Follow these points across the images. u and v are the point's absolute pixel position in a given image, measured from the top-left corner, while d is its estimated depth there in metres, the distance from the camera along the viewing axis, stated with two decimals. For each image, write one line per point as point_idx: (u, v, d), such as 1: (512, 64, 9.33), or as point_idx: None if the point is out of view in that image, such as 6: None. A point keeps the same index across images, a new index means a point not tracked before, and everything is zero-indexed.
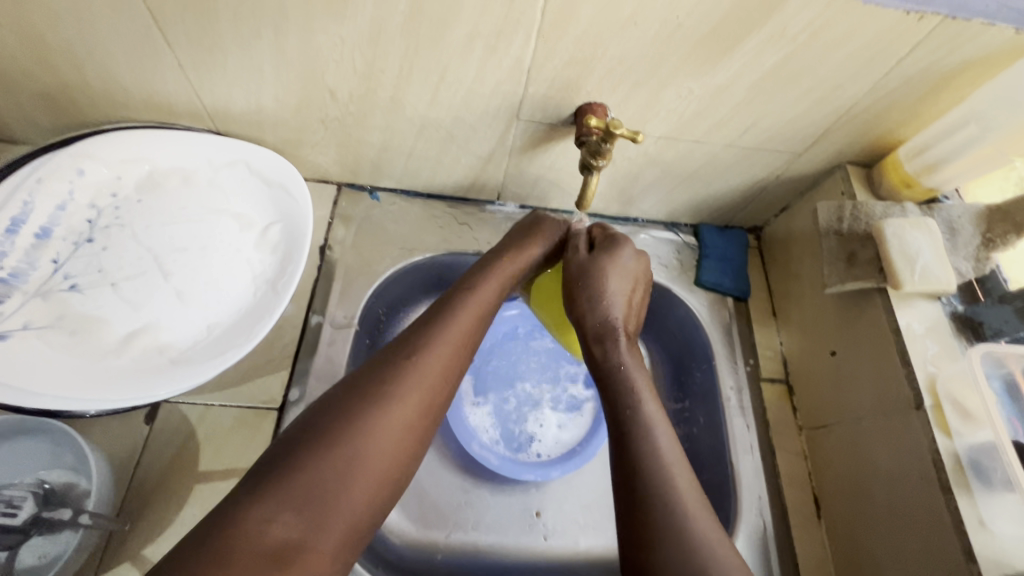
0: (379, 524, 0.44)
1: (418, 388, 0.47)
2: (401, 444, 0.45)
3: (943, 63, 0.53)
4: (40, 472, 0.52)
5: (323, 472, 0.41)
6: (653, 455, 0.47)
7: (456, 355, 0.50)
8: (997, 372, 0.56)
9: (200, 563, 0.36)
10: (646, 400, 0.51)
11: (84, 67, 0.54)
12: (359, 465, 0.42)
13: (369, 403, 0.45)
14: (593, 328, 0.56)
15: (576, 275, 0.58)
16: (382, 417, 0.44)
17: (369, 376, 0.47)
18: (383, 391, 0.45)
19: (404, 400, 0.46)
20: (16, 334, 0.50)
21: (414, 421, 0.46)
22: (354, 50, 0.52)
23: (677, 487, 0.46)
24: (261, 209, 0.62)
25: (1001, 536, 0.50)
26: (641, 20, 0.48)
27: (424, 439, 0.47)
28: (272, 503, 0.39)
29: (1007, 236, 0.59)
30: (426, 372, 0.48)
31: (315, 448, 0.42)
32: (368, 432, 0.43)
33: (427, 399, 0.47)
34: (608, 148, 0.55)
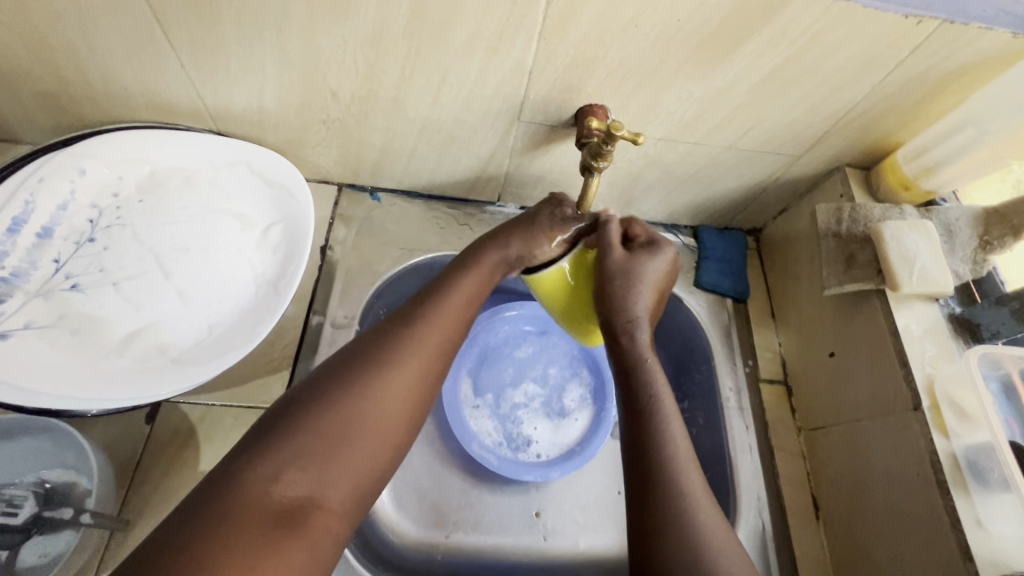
0: (381, 488, 0.44)
1: (417, 353, 0.47)
2: (404, 408, 0.45)
3: (942, 66, 0.53)
4: (41, 472, 0.52)
5: (326, 433, 0.41)
6: (667, 456, 0.47)
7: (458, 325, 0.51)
8: (994, 374, 0.56)
9: (207, 520, 0.36)
10: (661, 390, 0.51)
11: (86, 67, 0.54)
12: (361, 426, 0.43)
13: (376, 367, 0.45)
14: (622, 322, 0.56)
15: (605, 272, 0.57)
16: (389, 384, 0.45)
17: (369, 344, 0.47)
18: (383, 356, 0.46)
19: (408, 366, 0.46)
20: (18, 333, 0.50)
21: (415, 384, 0.46)
22: (357, 51, 0.53)
23: (691, 492, 0.45)
24: (263, 210, 0.62)
25: (999, 536, 0.51)
26: (643, 23, 0.49)
27: (426, 405, 0.47)
28: (281, 462, 0.40)
29: (1004, 239, 0.59)
30: (426, 337, 0.48)
31: (317, 411, 0.42)
32: (371, 394, 0.44)
33: (431, 366, 0.47)
34: (609, 150, 0.54)
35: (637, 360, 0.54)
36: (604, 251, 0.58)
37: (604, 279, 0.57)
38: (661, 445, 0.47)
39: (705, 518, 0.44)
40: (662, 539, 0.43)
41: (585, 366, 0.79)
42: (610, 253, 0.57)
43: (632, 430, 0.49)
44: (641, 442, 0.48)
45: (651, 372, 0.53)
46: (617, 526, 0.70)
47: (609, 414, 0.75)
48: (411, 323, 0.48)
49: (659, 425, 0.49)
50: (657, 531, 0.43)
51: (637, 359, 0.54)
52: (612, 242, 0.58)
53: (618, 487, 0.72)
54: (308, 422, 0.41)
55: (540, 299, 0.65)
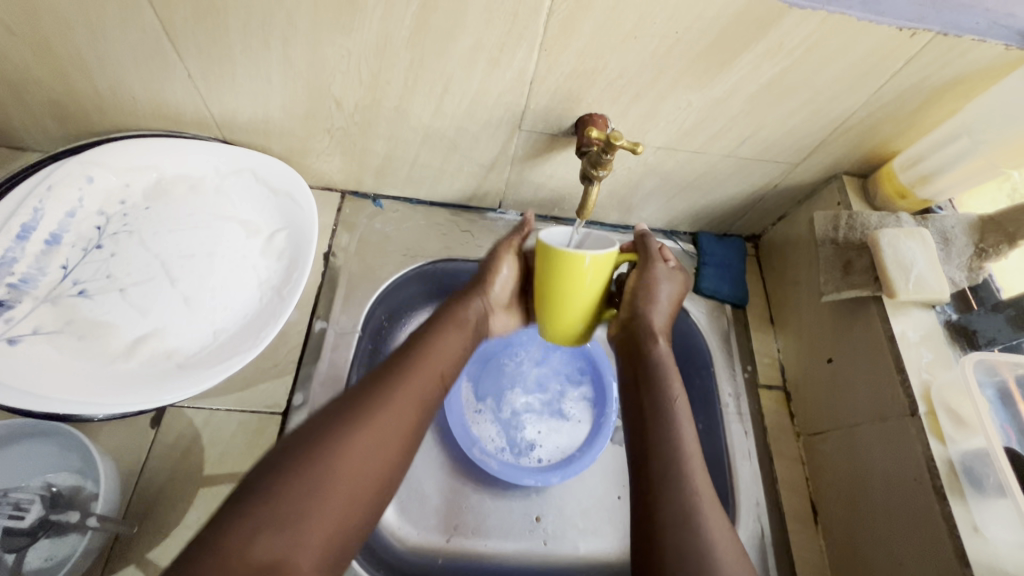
0: (357, 545, 0.44)
1: (398, 408, 0.48)
2: (383, 462, 0.46)
3: (936, 77, 0.54)
4: (48, 475, 0.53)
5: (307, 489, 0.42)
6: (678, 461, 0.49)
7: (432, 385, 0.52)
8: (990, 381, 0.57)
9: None
10: (678, 397, 0.54)
11: (95, 77, 0.55)
12: (341, 481, 0.43)
13: (356, 425, 0.46)
14: (650, 329, 0.57)
15: (639, 281, 0.59)
16: (366, 441, 0.45)
17: (354, 395, 0.48)
18: (365, 409, 0.47)
19: (387, 424, 0.47)
20: (26, 338, 0.51)
21: (395, 438, 0.47)
22: (361, 62, 0.54)
23: (699, 495, 0.47)
24: (267, 217, 0.64)
25: (995, 541, 0.51)
26: (642, 35, 0.49)
27: (403, 466, 0.48)
28: (256, 522, 0.40)
29: (999, 247, 0.60)
30: (406, 393, 0.49)
31: (299, 466, 0.43)
32: (354, 447, 0.44)
33: (407, 426, 0.48)
34: (608, 159, 0.55)
35: (656, 369, 0.56)
36: (645, 261, 0.59)
37: (643, 285, 0.58)
38: (674, 449, 0.50)
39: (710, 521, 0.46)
40: (667, 540, 0.45)
41: (586, 372, 0.80)
42: (651, 268, 0.58)
43: (645, 435, 0.52)
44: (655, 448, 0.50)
45: (668, 379, 0.55)
46: (616, 531, 0.70)
47: (609, 418, 0.74)
48: (392, 378, 0.50)
49: (672, 431, 0.51)
50: (665, 531, 0.46)
51: (655, 368, 0.56)
52: (652, 256, 0.59)
53: (618, 491, 0.73)
54: (287, 479, 0.42)
55: (551, 274, 0.52)
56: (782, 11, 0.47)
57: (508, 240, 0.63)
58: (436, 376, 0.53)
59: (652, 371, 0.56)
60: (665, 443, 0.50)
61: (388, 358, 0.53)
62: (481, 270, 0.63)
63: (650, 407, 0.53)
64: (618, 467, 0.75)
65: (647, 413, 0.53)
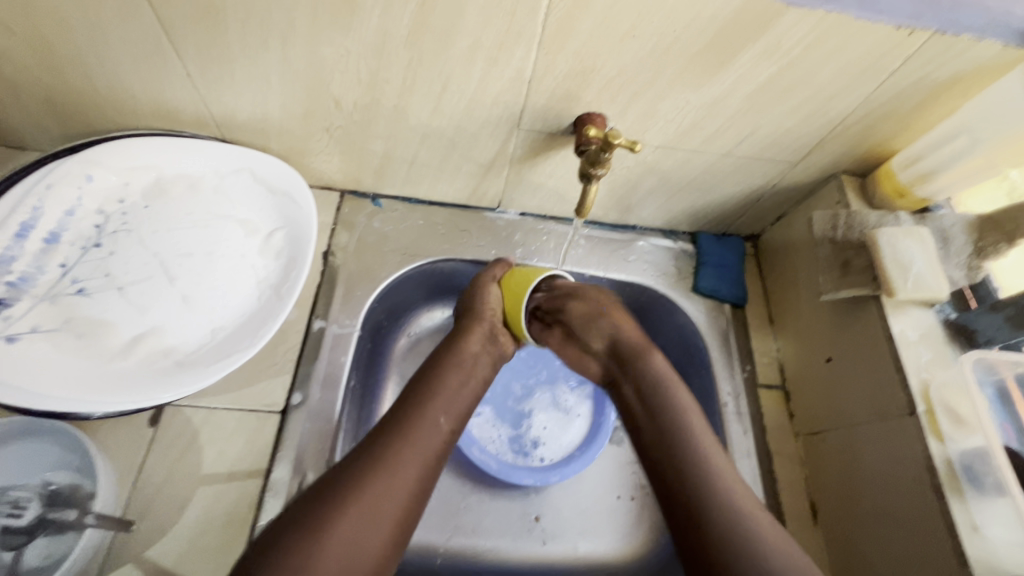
0: None
1: (400, 474, 0.47)
2: (383, 527, 0.45)
3: (933, 76, 0.54)
4: (45, 474, 0.52)
5: (297, 563, 0.41)
6: (707, 479, 0.51)
7: (430, 438, 0.51)
8: (989, 379, 0.58)
9: None
10: (688, 408, 0.57)
11: (94, 76, 0.55)
12: (335, 553, 0.42)
13: (349, 490, 0.45)
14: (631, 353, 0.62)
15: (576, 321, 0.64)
16: (360, 505, 0.45)
17: (350, 464, 0.47)
18: (369, 475, 0.46)
19: (381, 483, 0.46)
20: (25, 337, 0.51)
21: (393, 517, 0.46)
22: (360, 61, 0.54)
23: (754, 526, 0.47)
24: (266, 216, 0.64)
25: (994, 540, 0.51)
26: (640, 33, 0.49)
27: (405, 525, 0.47)
28: None
29: (998, 245, 0.59)
30: (408, 457, 0.49)
31: (297, 536, 0.42)
32: (348, 515, 0.44)
33: (405, 482, 0.47)
34: (606, 157, 0.56)
35: (660, 385, 0.59)
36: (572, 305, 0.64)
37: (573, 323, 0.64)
38: (691, 452, 0.53)
39: (770, 544, 0.46)
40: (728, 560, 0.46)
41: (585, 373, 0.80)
42: (585, 293, 0.64)
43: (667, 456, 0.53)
44: (677, 458, 0.53)
45: (673, 392, 0.58)
46: (615, 531, 0.70)
47: (607, 418, 0.75)
48: (395, 437, 0.49)
49: (695, 450, 0.53)
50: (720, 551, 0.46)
51: (661, 383, 0.59)
52: (591, 289, 0.65)
53: (617, 491, 0.73)
54: (284, 557, 0.41)
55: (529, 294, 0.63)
56: (780, 10, 0.47)
57: (491, 269, 0.66)
58: (433, 426, 0.52)
59: (651, 388, 0.59)
60: (692, 463, 0.52)
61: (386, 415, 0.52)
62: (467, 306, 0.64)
63: (665, 428, 0.55)
64: (617, 467, 0.75)
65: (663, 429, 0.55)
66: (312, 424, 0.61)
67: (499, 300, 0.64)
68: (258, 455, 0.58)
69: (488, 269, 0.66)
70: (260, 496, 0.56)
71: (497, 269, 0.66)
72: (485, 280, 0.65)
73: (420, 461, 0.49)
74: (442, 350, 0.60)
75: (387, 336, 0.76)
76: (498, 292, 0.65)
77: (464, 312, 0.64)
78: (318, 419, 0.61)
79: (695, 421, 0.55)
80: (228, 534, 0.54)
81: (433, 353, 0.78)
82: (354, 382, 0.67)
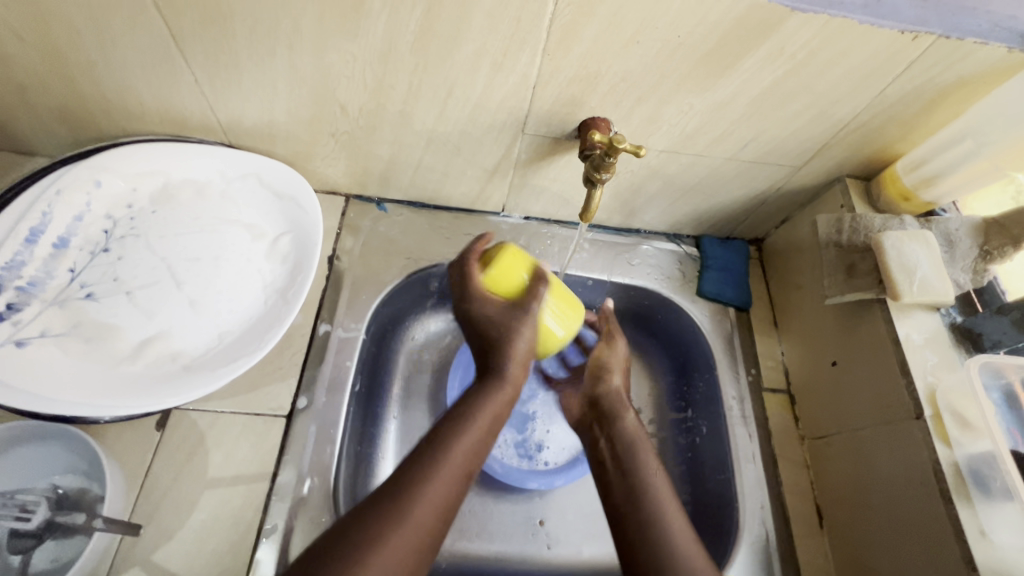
0: None
1: (417, 528, 0.43)
2: None
3: (937, 80, 0.54)
4: (54, 477, 0.53)
5: None
6: (668, 538, 0.47)
7: (452, 488, 0.46)
8: (996, 383, 0.57)
9: None
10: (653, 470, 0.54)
11: (103, 82, 0.56)
12: None
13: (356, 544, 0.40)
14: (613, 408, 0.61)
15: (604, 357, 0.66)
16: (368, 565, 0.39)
17: (365, 513, 0.42)
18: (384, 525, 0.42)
19: (396, 538, 0.41)
20: (34, 341, 0.51)
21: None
22: (365, 67, 0.54)
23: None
24: (271, 220, 0.64)
25: (1001, 545, 0.50)
26: (644, 39, 0.50)
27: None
28: None
29: (1004, 249, 0.60)
30: (426, 507, 0.44)
31: None
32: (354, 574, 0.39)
33: (421, 537, 0.43)
34: (611, 162, 0.56)
35: (630, 443, 0.57)
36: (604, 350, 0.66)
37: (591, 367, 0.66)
38: (660, 516, 0.49)
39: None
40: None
41: None
42: (614, 343, 0.67)
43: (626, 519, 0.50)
44: (641, 523, 0.49)
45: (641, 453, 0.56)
46: None
47: None
48: (414, 484, 0.45)
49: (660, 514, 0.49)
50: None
51: (630, 441, 0.57)
52: (620, 343, 0.67)
53: None
54: None
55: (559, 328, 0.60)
56: (784, 16, 0.47)
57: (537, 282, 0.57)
58: (457, 477, 0.47)
59: (624, 448, 0.57)
60: (653, 518, 0.49)
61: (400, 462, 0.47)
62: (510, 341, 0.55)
63: (633, 489, 0.52)
64: None
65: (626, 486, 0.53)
66: (319, 428, 0.61)
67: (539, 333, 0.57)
68: (263, 459, 0.58)
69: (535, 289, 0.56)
70: (267, 500, 0.56)
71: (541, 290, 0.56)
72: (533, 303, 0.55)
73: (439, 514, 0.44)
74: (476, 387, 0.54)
75: (393, 340, 0.76)
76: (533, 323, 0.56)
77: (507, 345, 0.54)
78: (324, 422, 0.61)
79: (656, 481, 0.53)
80: (233, 537, 0.54)
81: (438, 358, 0.78)
82: (360, 386, 0.67)
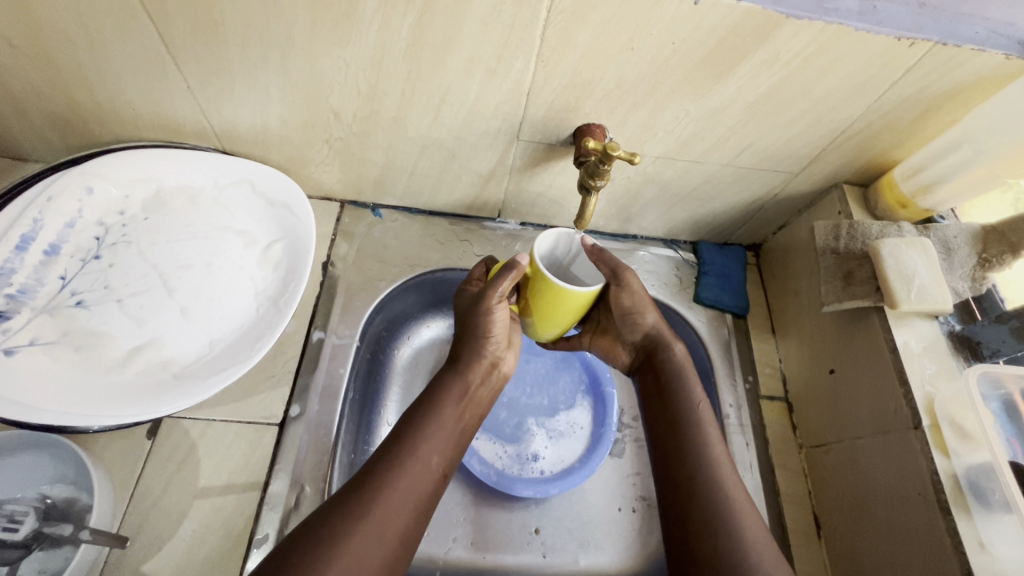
0: (422, 531, 0.49)
1: (422, 454, 0.50)
2: (406, 514, 0.47)
3: (935, 87, 0.54)
4: (42, 487, 0.52)
5: (332, 542, 0.43)
6: (706, 446, 0.54)
7: (450, 423, 0.53)
8: (996, 393, 0.57)
9: (320, 532, 0.43)
10: (698, 393, 0.58)
11: (95, 88, 0.55)
12: (357, 544, 0.43)
13: (388, 469, 0.48)
14: (661, 340, 0.61)
15: (626, 300, 0.61)
16: (396, 483, 0.47)
17: (397, 447, 0.50)
18: (401, 452, 0.49)
19: (415, 463, 0.49)
20: (23, 349, 0.51)
21: (417, 500, 0.48)
22: (358, 74, 0.54)
23: (726, 482, 0.52)
24: (264, 227, 0.64)
25: (1001, 558, 0.49)
26: (638, 45, 0.49)
27: (426, 515, 0.49)
28: (354, 502, 0.46)
29: (1003, 257, 0.59)
30: (429, 436, 0.51)
31: (341, 516, 0.44)
32: (382, 497, 0.46)
33: (428, 464, 0.50)
34: (606, 169, 0.54)
35: (677, 371, 0.59)
36: (615, 291, 0.60)
37: (615, 301, 0.61)
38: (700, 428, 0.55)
39: (754, 540, 0.49)
40: (716, 548, 0.49)
41: (585, 385, 0.79)
42: (629, 282, 0.60)
43: (673, 433, 0.56)
44: (680, 428, 0.56)
45: (689, 381, 0.59)
46: (617, 544, 0.69)
47: (609, 429, 0.74)
48: (420, 415, 0.53)
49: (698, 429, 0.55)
50: (699, 527, 0.50)
51: (677, 370, 0.59)
52: (633, 277, 0.60)
53: (619, 503, 0.72)
54: (331, 525, 0.44)
55: (555, 313, 0.56)
56: (779, 22, 0.46)
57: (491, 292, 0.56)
58: (455, 416, 0.54)
59: (673, 371, 0.59)
60: (694, 430, 0.55)
61: (393, 428, 0.52)
62: (473, 334, 0.58)
63: (675, 403, 0.57)
64: (619, 479, 0.74)
65: (666, 404, 0.58)
66: (312, 436, 0.60)
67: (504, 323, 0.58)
68: (255, 467, 0.57)
69: (497, 279, 0.55)
70: (258, 508, 0.56)
71: (507, 280, 0.54)
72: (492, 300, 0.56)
73: (444, 444, 0.52)
74: (458, 350, 0.59)
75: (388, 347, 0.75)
76: (508, 309, 0.58)
77: (471, 334, 0.58)
78: (316, 430, 0.61)
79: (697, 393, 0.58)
80: (224, 548, 0.53)
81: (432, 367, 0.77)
82: (354, 393, 0.67)
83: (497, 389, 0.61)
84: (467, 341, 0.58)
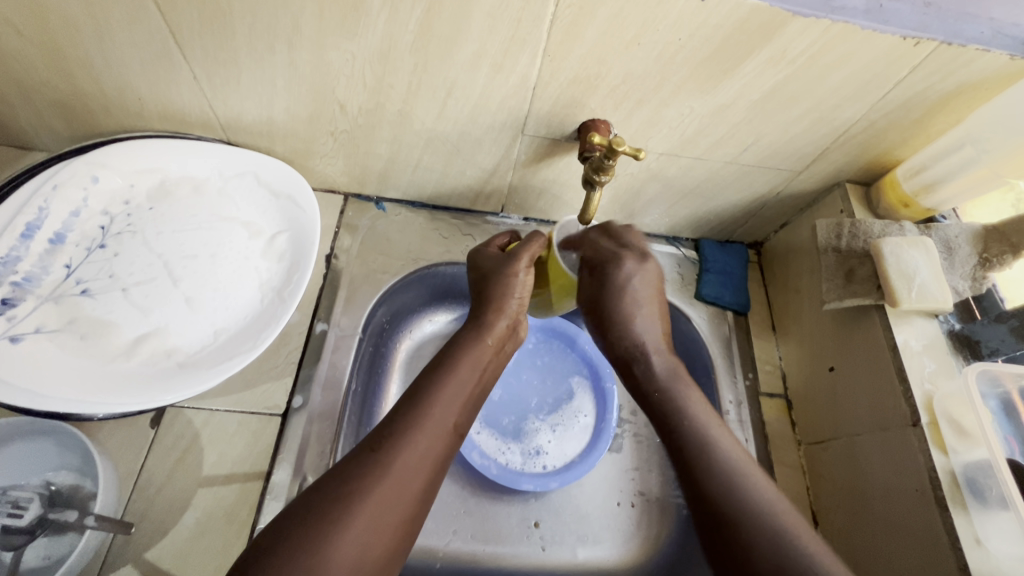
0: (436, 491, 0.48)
1: (438, 413, 0.50)
2: (423, 474, 0.47)
3: (939, 86, 0.54)
4: (47, 474, 0.53)
5: (349, 500, 0.43)
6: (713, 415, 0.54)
7: (467, 382, 0.54)
8: (994, 392, 0.57)
9: (336, 496, 0.43)
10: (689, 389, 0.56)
11: (101, 77, 0.55)
12: (374, 501, 0.44)
13: (405, 427, 0.48)
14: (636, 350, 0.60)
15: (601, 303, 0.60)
16: (412, 441, 0.47)
17: (411, 408, 0.50)
18: (418, 412, 0.49)
19: (432, 421, 0.49)
20: (29, 336, 0.51)
21: (434, 461, 0.48)
22: (365, 66, 0.54)
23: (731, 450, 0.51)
24: (269, 218, 0.64)
25: (997, 554, 0.50)
26: (645, 41, 0.49)
27: (441, 474, 0.49)
28: (369, 460, 0.46)
29: (1003, 256, 0.60)
30: (444, 395, 0.51)
31: (357, 477, 0.45)
32: (399, 454, 0.46)
33: (444, 423, 0.50)
34: (610, 164, 0.55)
35: (662, 381, 0.57)
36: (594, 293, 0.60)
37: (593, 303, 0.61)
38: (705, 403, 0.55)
39: (762, 505, 0.47)
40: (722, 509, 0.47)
41: (586, 379, 0.79)
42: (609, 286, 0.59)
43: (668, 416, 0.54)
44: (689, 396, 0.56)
45: (677, 385, 0.57)
46: (616, 538, 0.70)
47: (609, 423, 0.74)
48: (437, 376, 0.53)
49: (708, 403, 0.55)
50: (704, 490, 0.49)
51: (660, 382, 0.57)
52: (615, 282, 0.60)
53: (619, 498, 0.73)
54: (348, 483, 0.44)
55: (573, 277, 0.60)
56: (785, 20, 0.46)
57: (524, 253, 0.59)
58: (473, 375, 0.55)
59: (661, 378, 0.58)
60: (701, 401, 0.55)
61: (410, 389, 0.52)
62: (495, 293, 0.59)
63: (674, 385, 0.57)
64: (619, 475, 0.74)
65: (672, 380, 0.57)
66: (314, 428, 0.61)
67: (528, 285, 0.59)
68: (259, 456, 0.58)
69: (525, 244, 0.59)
70: (261, 499, 0.56)
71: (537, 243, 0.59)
72: (522, 262, 0.59)
73: (461, 402, 0.52)
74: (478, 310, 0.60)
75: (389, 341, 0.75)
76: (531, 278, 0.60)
77: (493, 294, 0.59)
78: (319, 421, 0.61)
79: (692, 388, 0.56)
80: (226, 537, 0.54)
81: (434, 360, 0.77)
82: (356, 385, 0.67)
83: (511, 354, 0.61)
84: (488, 301, 0.59)
